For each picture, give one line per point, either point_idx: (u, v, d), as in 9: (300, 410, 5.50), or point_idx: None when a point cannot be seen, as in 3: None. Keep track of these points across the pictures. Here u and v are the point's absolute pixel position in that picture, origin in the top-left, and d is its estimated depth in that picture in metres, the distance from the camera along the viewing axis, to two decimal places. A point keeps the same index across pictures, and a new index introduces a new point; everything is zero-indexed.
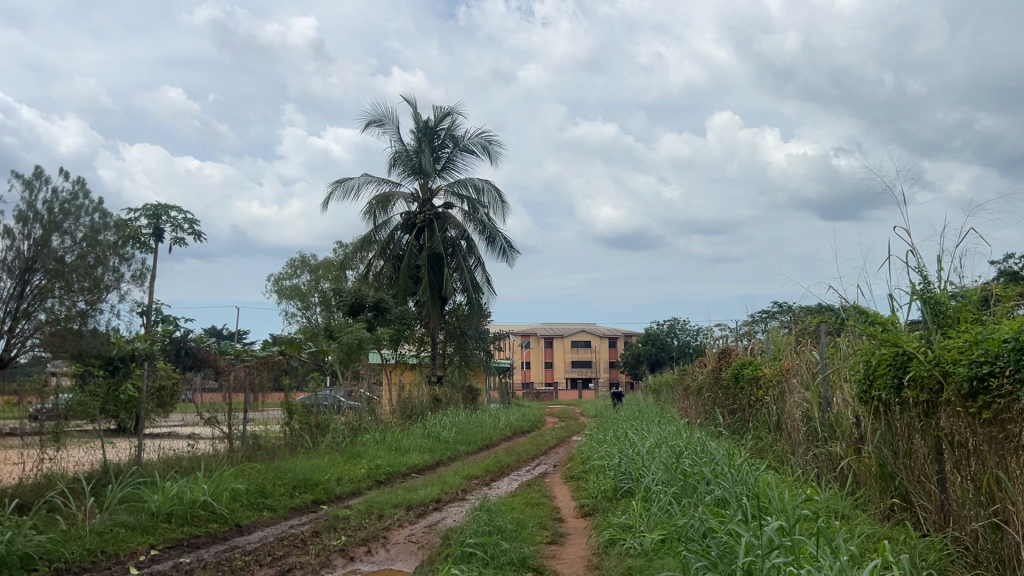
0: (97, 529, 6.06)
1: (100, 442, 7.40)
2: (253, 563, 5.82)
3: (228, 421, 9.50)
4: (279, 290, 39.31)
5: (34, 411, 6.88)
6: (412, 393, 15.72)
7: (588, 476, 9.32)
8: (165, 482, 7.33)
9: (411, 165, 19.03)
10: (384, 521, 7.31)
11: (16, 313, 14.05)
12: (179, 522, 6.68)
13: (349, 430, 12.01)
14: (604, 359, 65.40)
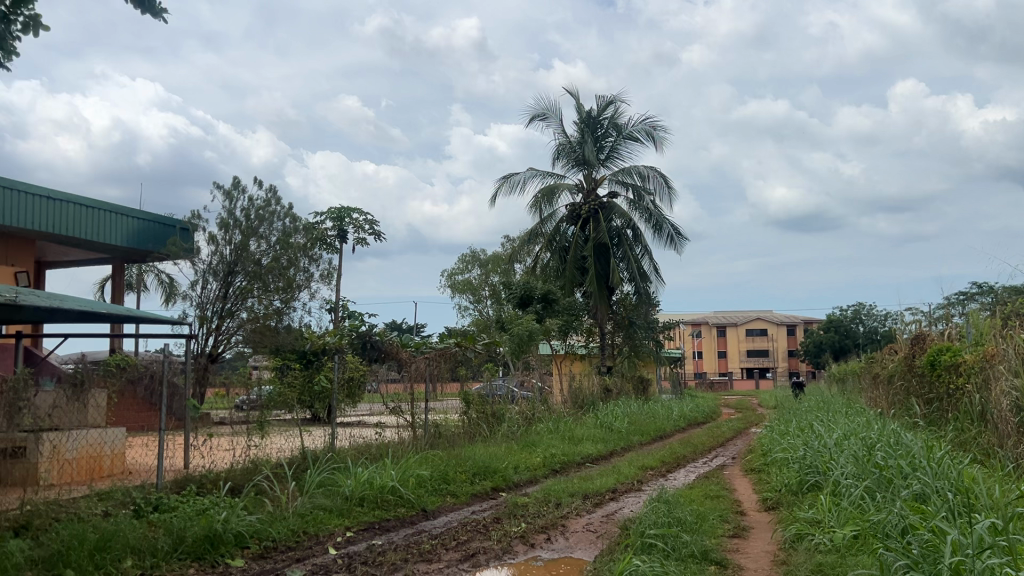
0: (299, 510, 6.52)
1: (299, 430, 8.02)
2: (440, 547, 6.05)
3: (411, 411, 9.88)
4: (452, 285, 40.67)
5: (240, 402, 7.32)
6: (584, 383, 15.77)
7: (770, 469, 8.99)
8: (356, 467, 7.78)
9: (575, 156, 19.09)
10: (562, 509, 7.39)
11: (221, 312, 16.02)
12: (371, 506, 7.07)
13: (524, 419, 12.23)
14: (782, 348, 62.83)
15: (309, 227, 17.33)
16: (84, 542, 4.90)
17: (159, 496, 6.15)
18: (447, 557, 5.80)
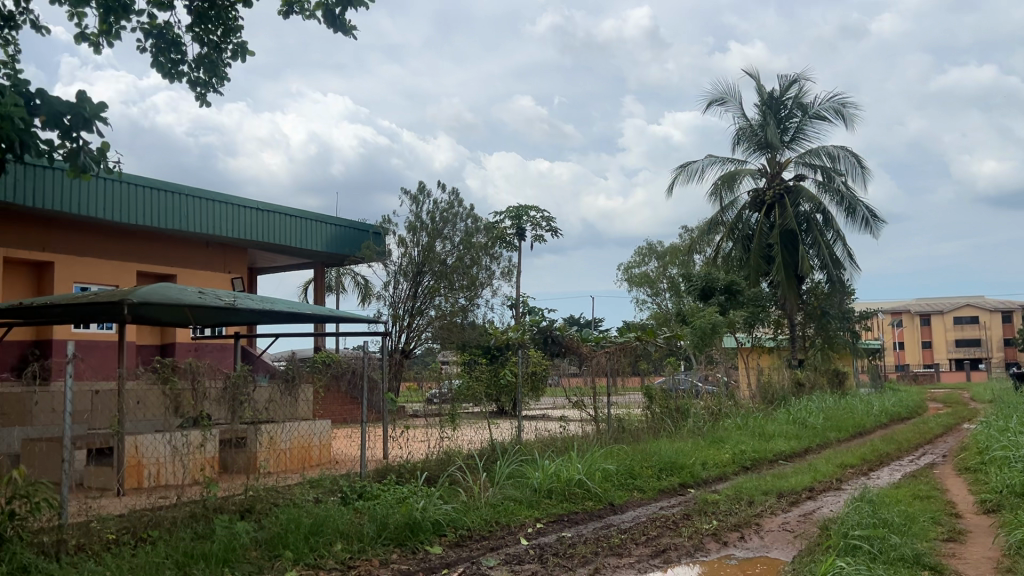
0: (491, 501, 6.70)
1: (487, 423, 8.23)
2: (629, 541, 6.01)
3: (594, 405, 9.95)
4: (630, 279, 40.40)
5: (432, 395, 7.77)
6: (773, 377, 15.14)
7: (988, 469, 8.23)
8: (544, 460, 7.90)
9: (757, 140, 18.37)
10: (755, 507, 7.14)
11: (412, 311, 16.79)
12: (559, 498, 7.15)
13: (710, 415, 11.93)
14: (996, 337, 57.39)
15: (490, 225, 17.62)
16: (300, 526, 5.29)
17: (363, 485, 6.54)
18: (638, 552, 5.76)
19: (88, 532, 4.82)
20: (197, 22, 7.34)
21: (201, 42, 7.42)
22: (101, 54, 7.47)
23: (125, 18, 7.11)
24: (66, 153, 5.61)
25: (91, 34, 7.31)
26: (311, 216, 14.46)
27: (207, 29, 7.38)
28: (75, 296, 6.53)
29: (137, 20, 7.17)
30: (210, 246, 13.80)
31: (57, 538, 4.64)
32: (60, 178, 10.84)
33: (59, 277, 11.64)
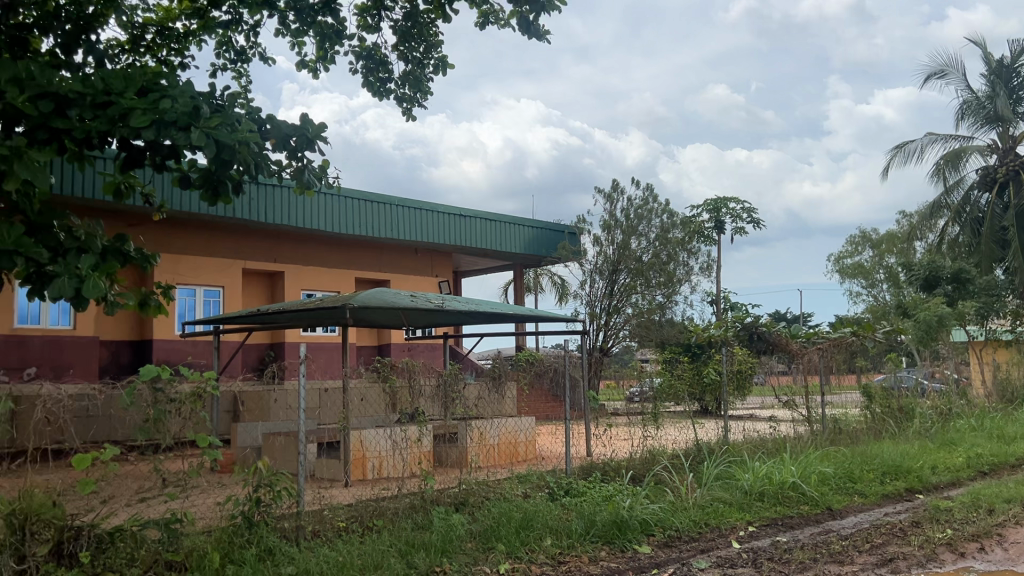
0: (699, 502, 6.55)
1: (691, 422, 8.10)
2: (852, 549, 5.66)
3: (806, 405, 9.48)
4: (841, 270, 38.10)
5: (631, 394, 7.87)
6: (1012, 373, 13.68)
7: None
8: (754, 461, 7.61)
9: (984, 112, 16.72)
10: (997, 517, 6.48)
11: (608, 309, 16.87)
12: (772, 501, 6.87)
13: (939, 415, 10.98)
14: None
15: (687, 220, 17.25)
16: (511, 519, 5.45)
17: (569, 482, 6.64)
18: (862, 560, 5.41)
19: (320, 521, 5.17)
20: (403, 39, 7.76)
21: (407, 58, 7.84)
22: (318, 79, 8.10)
23: (338, 44, 7.66)
24: (292, 171, 6.03)
25: (309, 61, 7.94)
26: (510, 220, 14.85)
27: (410, 46, 7.80)
28: (302, 303, 7.07)
29: (348, 45, 7.69)
30: (418, 253, 14.54)
31: (295, 524, 4.99)
32: (287, 195, 11.87)
33: (289, 285, 12.74)
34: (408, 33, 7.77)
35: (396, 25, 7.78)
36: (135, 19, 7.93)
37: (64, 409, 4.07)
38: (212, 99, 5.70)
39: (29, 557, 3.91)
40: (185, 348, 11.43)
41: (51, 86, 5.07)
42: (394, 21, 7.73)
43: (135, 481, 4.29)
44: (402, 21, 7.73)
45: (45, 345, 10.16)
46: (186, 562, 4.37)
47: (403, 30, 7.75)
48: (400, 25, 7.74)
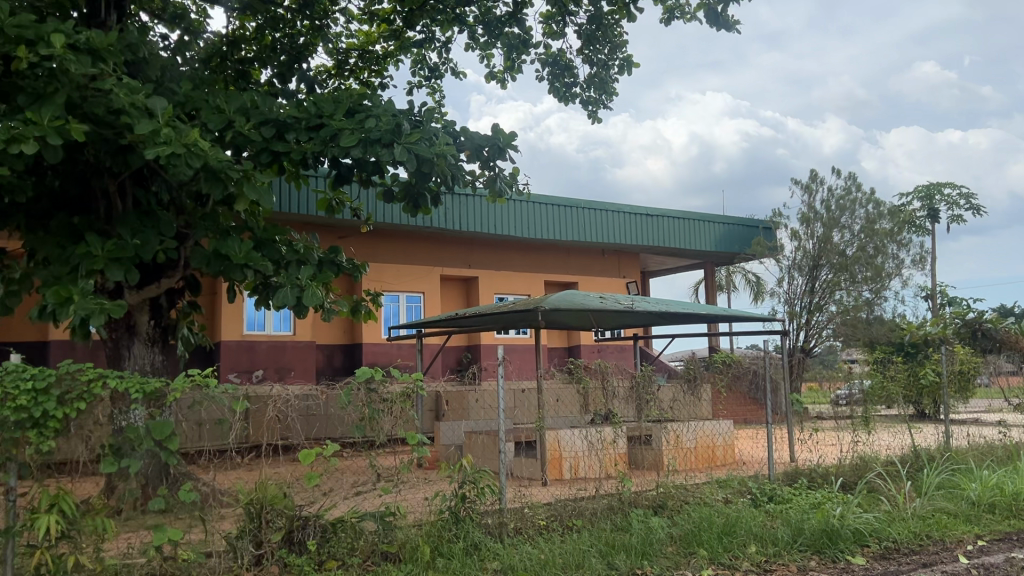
0: (919, 512, 6.08)
1: (907, 427, 7.59)
2: None
3: None
4: None
5: (838, 395, 7.29)
6: None
7: None
8: (983, 470, 6.97)
9: None
10: None
11: (810, 307, 16.03)
12: (1005, 514, 6.26)
13: None
14: None
15: (895, 209, 16.09)
16: (712, 525, 5.33)
17: (773, 488, 6.41)
18: None
19: (522, 518, 5.26)
20: (586, 44, 7.80)
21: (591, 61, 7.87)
22: (507, 88, 8.33)
23: (525, 52, 7.83)
24: (485, 180, 6.19)
25: (498, 71, 8.19)
26: (700, 218, 14.58)
27: (594, 49, 7.83)
28: (497, 306, 7.23)
29: (535, 52, 7.85)
30: (606, 255, 14.58)
31: (498, 520, 5.12)
32: (480, 202, 12.29)
33: (483, 289, 13.16)
34: (591, 37, 7.80)
35: (580, 30, 7.83)
36: (339, 45, 8.53)
37: (291, 408, 4.32)
38: (411, 116, 5.99)
39: (266, 543, 4.31)
40: (390, 351, 12.14)
41: (272, 114, 5.54)
42: (578, 26, 7.80)
43: (353, 476, 4.61)
44: (585, 25, 7.77)
45: (270, 350, 11.12)
46: (400, 553, 4.63)
47: (587, 34, 7.79)
48: (583, 30, 7.79)
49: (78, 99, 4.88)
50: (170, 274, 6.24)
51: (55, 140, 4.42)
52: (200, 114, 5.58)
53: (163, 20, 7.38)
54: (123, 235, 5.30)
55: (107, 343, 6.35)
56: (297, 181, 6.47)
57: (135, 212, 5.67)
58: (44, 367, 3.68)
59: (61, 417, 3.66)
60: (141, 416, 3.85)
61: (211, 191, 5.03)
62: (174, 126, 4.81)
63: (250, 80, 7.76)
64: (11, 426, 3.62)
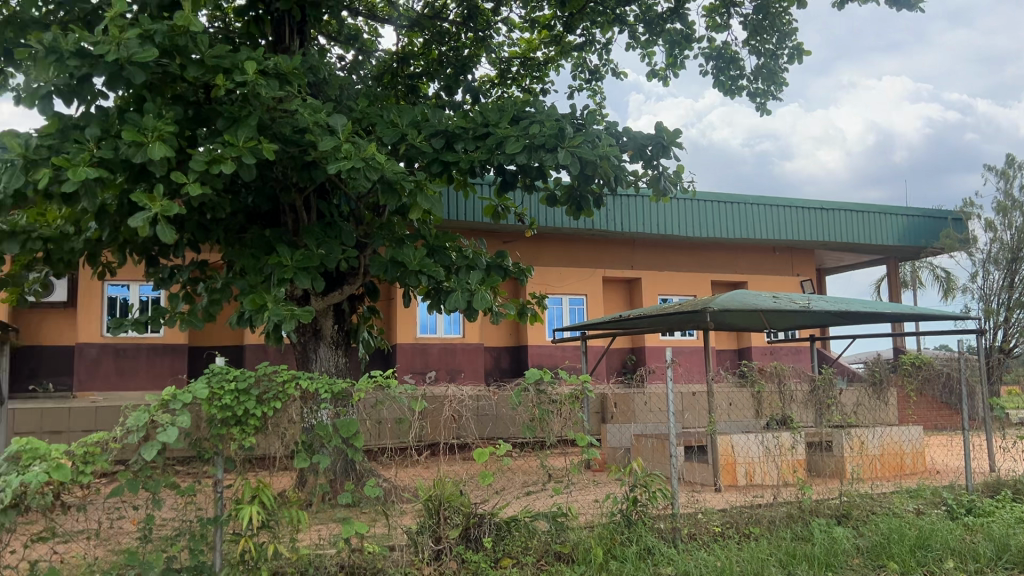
0: None
1: None
2: None
3: None
4: None
5: None
6: None
7: None
8: None
9: None
10: None
11: (1010, 304, 14.66)
12: None
13: None
14: None
15: None
16: (905, 537, 5.00)
17: (971, 500, 5.94)
18: None
19: (695, 524, 5.15)
20: (752, 34, 7.56)
21: (757, 51, 7.64)
22: (669, 86, 8.20)
23: (688, 48, 7.67)
24: (649, 180, 6.06)
25: (659, 69, 8.08)
26: (881, 208, 13.78)
27: (760, 39, 7.58)
28: (663, 307, 7.07)
29: (698, 47, 7.65)
30: (776, 252, 14.00)
31: (671, 524, 5.01)
32: (642, 203, 12.15)
33: (647, 291, 12.99)
34: (757, 27, 7.53)
35: (746, 20, 7.60)
36: (502, 54, 8.71)
37: (466, 407, 4.44)
38: (574, 119, 5.98)
39: (444, 538, 4.41)
40: (554, 353, 12.26)
41: (441, 126, 5.71)
42: (743, 16, 7.56)
43: (524, 476, 4.65)
44: (751, 15, 7.53)
45: (440, 352, 11.52)
46: (573, 554, 4.66)
47: (752, 24, 7.55)
48: (748, 20, 7.55)
49: (268, 120, 5.25)
50: (351, 281, 6.64)
51: (250, 159, 4.78)
52: (375, 129, 5.84)
53: (339, 42, 7.83)
54: (309, 245, 5.66)
55: (296, 346, 6.80)
56: (465, 189, 6.64)
57: (319, 223, 6.04)
58: (246, 369, 3.99)
59: (261, 415, 3.94)
60: (328, 415, 4.12)
61: (387, 202, 5.26)
62: (353, 141, 5.06)
63: (419, 94, 8.08)
64: (216, 424, 3.91)
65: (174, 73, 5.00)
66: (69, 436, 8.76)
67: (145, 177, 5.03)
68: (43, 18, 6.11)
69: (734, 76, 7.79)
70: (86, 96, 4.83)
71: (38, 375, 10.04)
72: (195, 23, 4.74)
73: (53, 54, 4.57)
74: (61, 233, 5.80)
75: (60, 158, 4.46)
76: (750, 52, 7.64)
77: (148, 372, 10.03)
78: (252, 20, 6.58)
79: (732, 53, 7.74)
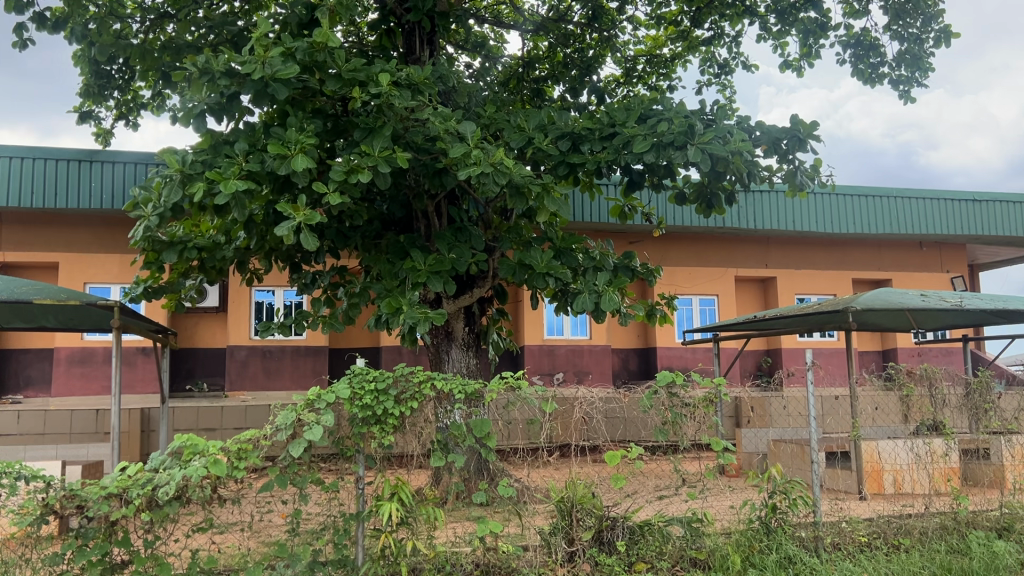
0: None
1: None
2: None
3: None
4: None
5: None
6: None
7: None
8: None
9: None
10: None
11: None
12: None
13: None
14: None
15: None
16: None
17: None
18: None
19: (839, 533, 4.91)
20: (894, 18, 7.18)
21: (900, 35, 7.24)
22: (804, 77, 7.89)
23: (823, 37, 7.36)
24: (784, 175, 5.84)
25: (793, 61, 7.80)
26: None
27: (903, 23, 7.18)
28: (801, 308, 6.84)
29: (835, 36, 7.32)
30: (924, 248, 13.23)
31: (813, 533, 4.80)
32: (775, 199, 11.76)
33: (782, 290, 12.60)
34: (900, 10, 7.14)
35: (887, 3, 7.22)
36: (627, 53, 8.64)
37: (596, 410, 4.36)
38: (704, 114, 5.84)
39: (578, 540, 4.40)
40: (685, 355, 12.05)
41: (567, 127, 5.69)
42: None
43: (655, 480, 4.64)
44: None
45: (568, 354, 11.54)
46: (709, 561, 4.54)
47: (895, 7, 7.16)
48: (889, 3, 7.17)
49: (401, 129, 5.40)
50: (481, 284, 6.76)
51: (385, 168, 4.94)
52: (502, 133, 5.91)
53: (466, 50, 7.99)
54: (441, 249, 5.78)
55: (431, 348, 7.01)
56: (592, 190, 6.60)
57: (450, 227, 6.16)
58: (384, 370, 4.13)
59: (399, 414, 4.06)
60: (460, 415, 4.15)
61: (515, 206, 5.32)
62: (482, 147, 5.14)
63: (544, 97, 8.14)
64: (357, 422, 4.05)
65: (313, 87, 5.23)
66: (222, 432, 9.33)
67: (289, 188, 5.30)
68: (196, 42, 6.54)
69: (875, 62, 7.41)
70: (235, 113, 5.11)
71: (195, 375, 10.77)
72: (332, 39, 4.93)
73: (206, 76, 4.88)
74: (214, 243, 6.19)
75: (213, 173, 4.77)
76: (893, 37, 7.25)
77: (292, 373, 10.55)
78: (384, 34, 6.81)
79: (872, 39, 7.37)
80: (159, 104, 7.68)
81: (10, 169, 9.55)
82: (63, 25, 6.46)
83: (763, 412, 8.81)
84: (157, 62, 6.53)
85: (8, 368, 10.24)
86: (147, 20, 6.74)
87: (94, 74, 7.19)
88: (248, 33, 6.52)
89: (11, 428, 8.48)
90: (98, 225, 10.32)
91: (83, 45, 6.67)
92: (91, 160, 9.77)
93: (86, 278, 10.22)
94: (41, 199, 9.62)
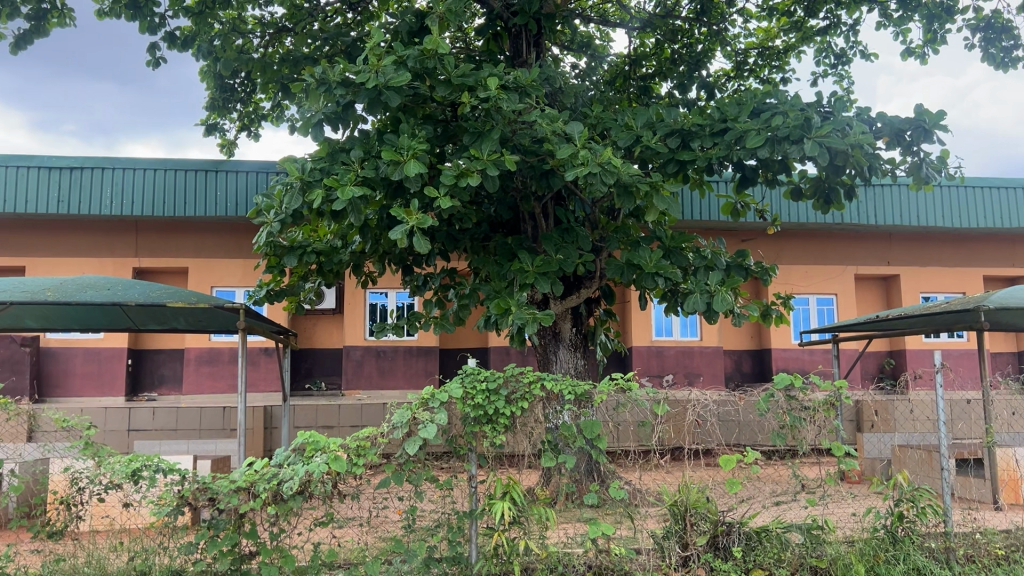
0: None
1: None
2: None
3: None
4: None
5: None
6: None
7: None
8: None
9: None
10: None
11: None
12: None
13: None
14: None
15: None
16: None
17: None
18: None
19: (973, 545, 4.63)
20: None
21: None
22: (928, 64, 7.52)
23: (949, 22, 6.99)
24: (908, 168, 5.57)
25: (916, 47, 7.44)
26: None
27: None
28: (928, 307, 6.47)
29: (962, 20, 6.93)
30: None
31: (944, 544, 4.55)
32: (897, 192, 11.24)
33: (906, 289, 12.00)
34: None
35: None
36: (738, 47, 8.44)
37: (709, 412, 4.29)
38: (820, 107, 5.64)
39: (692, 545, 4.33)
40: (801, 357, 11.67)
41: (676, 125, 5.59)
42: None
43: (772, 485, 4.47)
44: None
45: (678, 355, 11.36)
46: (831, 570, 4.37)
47: None
48: None
49: (509, 132, 5.45)
50: (588, 285, 6.72)
51: (494, 171, 4.98)
52: (610, 133, 5.88)
53: (572, 51, 8.00)
54: (548, 251, 5.78)
55: (539, 348, 7.03)
56: (702, 188, 6.47)
57: (557, 228, 6.17)
58: (495, 371, 4.18)
59: (510, 414, 4.09)
60: (571, 416, 4.16)
61: (623, 206, 5.27)
62: (590, 147, 5.12)
63: (652, 95, 8.09)
64: (470, 421, 4.10)
65: (424, 94, 5.35)
66: (339, 430, 9.65)
67: (402, 193, 5.44)
68: (312, 53, 6.80)
69: (1008, 46, 6.98)
70: (350, 121, 5.28)
71: (313, 375, 11.19)
72: (442, 45, 5.02)
73: (323, 86, 5.07)
74: (331, 247, 6.41)
75: (331, 180, 4.94)
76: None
77: (405, 373, 10.80)
78: (492, 38, 6.90)
79: (1004, 22, 6.95)
80: (278, 115, 8.03)
81: (144, 180, 10.18)
82: (191, 43, 6.81)
83: (886, 416, 8.44)
84: (276, 75, 6.83)
85: (143, 367, 10.91)
86: (267, 35, 7.06)
87: (219, 88, 7.58)
88: (361, 44, 6.73)
89: (147, 424, 9.02)
90: (223, 231, 10.87)
91: (210, 61, 7.04)
92: (217, 170, 10.33)
93: (213, 282, 10.77)
94: (172, 208, 10.20)
